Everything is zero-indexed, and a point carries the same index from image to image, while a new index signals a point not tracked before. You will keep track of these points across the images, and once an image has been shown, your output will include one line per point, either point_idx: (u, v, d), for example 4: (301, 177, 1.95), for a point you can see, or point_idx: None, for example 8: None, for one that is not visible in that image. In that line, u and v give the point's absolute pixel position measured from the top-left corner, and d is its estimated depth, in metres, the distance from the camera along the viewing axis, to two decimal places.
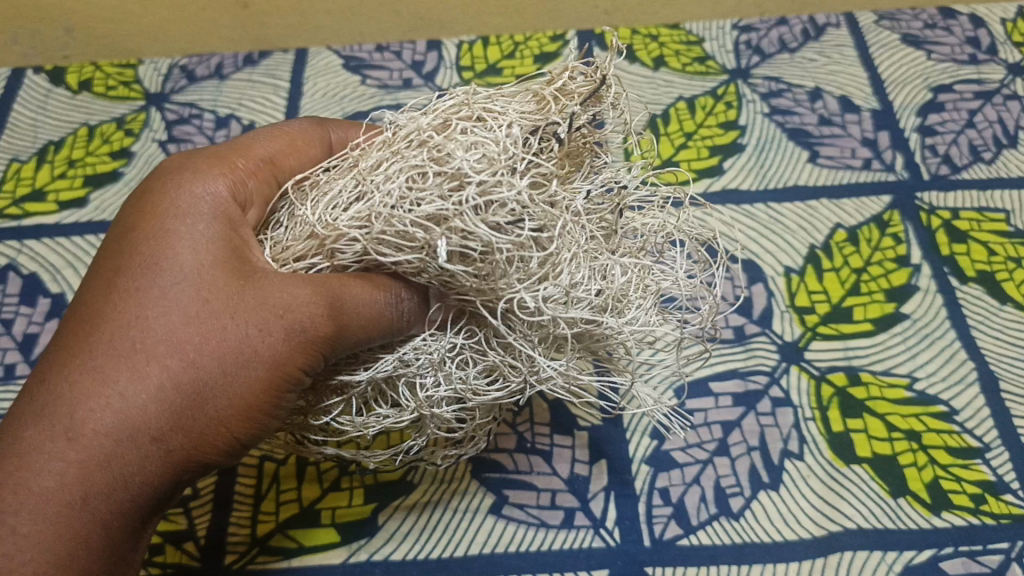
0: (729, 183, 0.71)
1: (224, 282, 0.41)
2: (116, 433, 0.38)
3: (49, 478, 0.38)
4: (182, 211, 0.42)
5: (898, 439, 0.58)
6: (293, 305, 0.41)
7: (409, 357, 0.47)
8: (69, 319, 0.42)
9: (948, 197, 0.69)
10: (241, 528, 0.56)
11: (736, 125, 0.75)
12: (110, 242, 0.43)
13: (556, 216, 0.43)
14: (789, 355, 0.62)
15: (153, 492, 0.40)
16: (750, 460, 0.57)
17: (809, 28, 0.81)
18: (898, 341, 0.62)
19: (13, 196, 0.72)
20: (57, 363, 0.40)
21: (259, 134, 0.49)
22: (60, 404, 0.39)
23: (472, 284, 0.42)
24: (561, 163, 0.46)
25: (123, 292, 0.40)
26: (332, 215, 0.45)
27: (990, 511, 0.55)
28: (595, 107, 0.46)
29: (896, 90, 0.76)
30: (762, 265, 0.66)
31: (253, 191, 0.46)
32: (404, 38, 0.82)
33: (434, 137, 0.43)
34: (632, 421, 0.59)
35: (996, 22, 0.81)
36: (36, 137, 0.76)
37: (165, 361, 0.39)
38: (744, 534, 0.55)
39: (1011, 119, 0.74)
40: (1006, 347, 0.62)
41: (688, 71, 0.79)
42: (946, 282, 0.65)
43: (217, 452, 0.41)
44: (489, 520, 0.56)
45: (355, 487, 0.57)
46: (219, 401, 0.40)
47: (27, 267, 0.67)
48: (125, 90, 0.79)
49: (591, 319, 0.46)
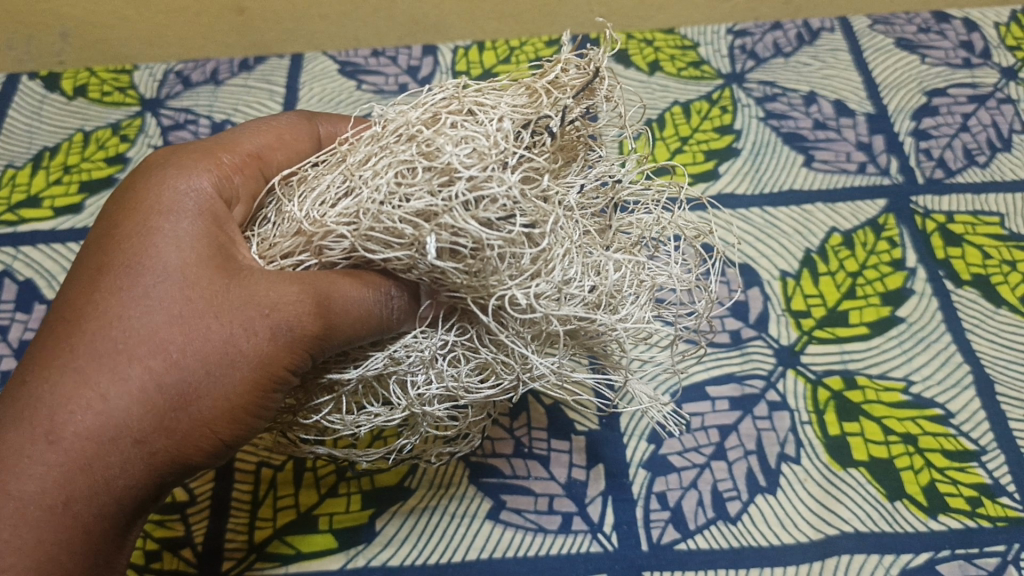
0: (724, 187, 0.71)
1: (208, 280, 0.40)
2: (97, 436, 0.38)
3: (30, 483, 0.38)
4: (166, 208, 0.42)
5: (894, 443, 0.58)
6: (280, 304, 0.41)
7: (399, 354, 0.47)
8: (49, 319, 0.41)
9: (943, 201, 0.69)
10: (238, 534, 0.56)
11: (730, 129, 0.75)
12: (93, 240, 0.42)
13: (549, 211, 0.42)
14: (784, 358, 0.62)
15: (137, 495, 0.40)
16: (747, 465, 0.57)
17: (804, 32, 0.82)
18: (894, 344, 0.62)
19: (8, 203, 0.72)
20: (38, 365, 0.40)
21: (245, 128, 0.49)
22: (41, 406, 0.39)
23: (462, 281, 0.42)
24: (555, 157, 0.46)
25: (104, 291, 0.40)
26: (319, 212, 0.45)
27: (986, 513, 0.55)
28: (589, 99, 0.45)
29: (891, 93, 0.77)
30: (758, 268, 0.66)
31: (239, 186, 0.46)
32: (400, 43, 0.82)
33: (423, 132, 0.43)
34: (629, 423, 0.59)
35: (990, 26, 0.82)
36: (30, 142, 0.76)
37: (148, 361, 0.39)
38: (741, 538, 0.55)
39: (1005, 123, 0.74)
40: (1002, 350, 0.62)
41: (683, 76, 0.79)
42: (941, 286, 0.65)
43: (202, 454, 0.41)
44: (486, 526, 0.56)
45: (353, 493, 0.57)
46: (203, 403, 0.40)
47: (22, 273, 0.67)
48: (119, 95, 0.79)
49: (585, 315, 0.46)
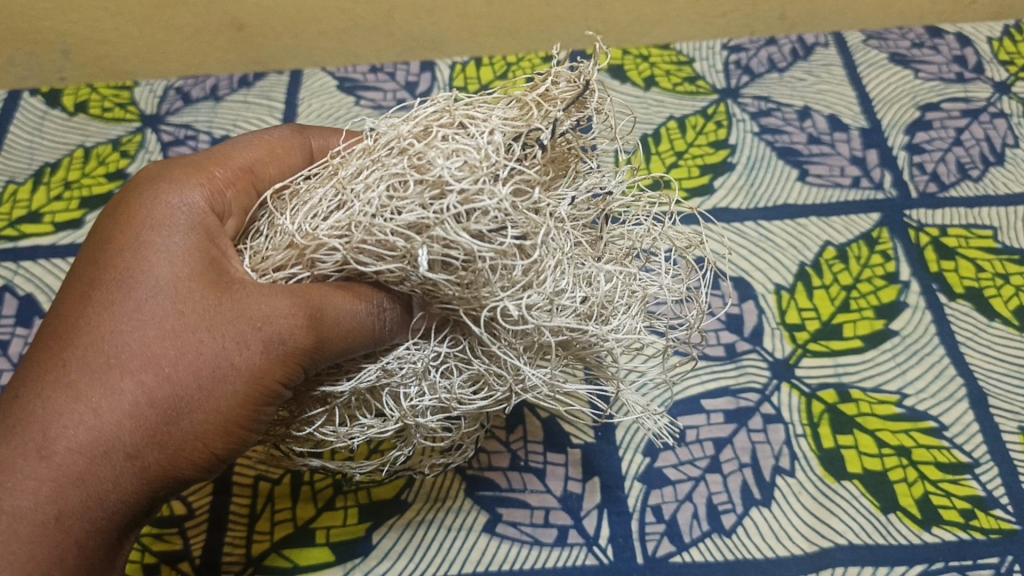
0: (719, 202, 0.72)
1: (200, 294, 0.41)
2: (90, 450, 0.39)
3: (22, 498, 0.38)
4: (158, 223, 0.42)
5: (888, 455, 0.58)
6: (272, 317, 0.41)
7: (393, 366, 0.47)
8: (42, 334, 0.42)
9: (936, 214, 0.70)
10: (236, 548, 0.56)
11: (725, 144, 0.76)
12: (85, 255, 0.43)
13: (540, 223, 0.43)
14: (778, 372, 0.62)
15: (129, 509, 0.41)
16: (742, 477, 0.58)
17: (798, 48, 0.83)
18: (887, 357, 0.62)
19: (9, 218, 0.72)
20: (30, 380, 0.40)
21: (237, 142, 0.50)
22: (33, 421, 0.39)
23: (454, 292, 0.42)
24: (547, 169, 0.46)
25: (96, 306, 0.40)
26: (311, 225, 0.45)
27: (979, 526, 0.55)
28: (579, 112, 0.46)
29: (885, 108, 0.78)
30: (752, 282, 0.67)
31: (231, 201, 0.47)
32: (398, 59, 0.83)
33: (414, 145, 0.43)
34: (624, 436, 0.60)
35: (982, 41, 0.83)
36: (31, 158, 0.77)
37: (140, 375, 0.39)
38: (736, 551, 0.55)
39: (998, 137, 0.75)
40: (995, 362, 0.62)
41: (678, 91, 0.80)
42: (934, 299, 0.65)
43: (195, 467, 0.41)
44: (483, 539, 0.56)
45: (350, 507, 0.57)
46: (195, 416, 0.40)
47: (23, 287, 0.68)
48: (120, 112, 0.80)
49: (577, 326, 0.46)
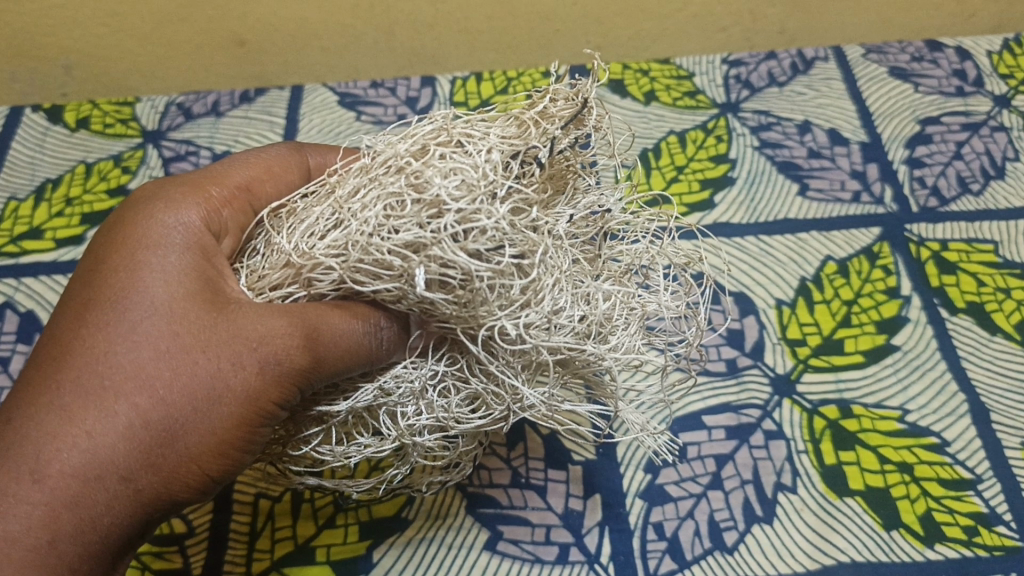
0: (720, 217, 0.72)
1: (195, 315, 0.41)
2: (83, 473, 0.38)
3: (14, 522, 0.38)
4: (154, 243, 0.42)
5: (890, 472, 0.58)
6: (268, 338, 0.41)
7: (390, 386, 0.47)
8: (36, 356, 0.42)
9: (937, 228, 0.70)
10: (236, 566, 0.55)
11: (725, 158, 0.76)
12: (81, 276, 0.43)
13: (538, 242, 0.43)
14: (780, 388, 0.62)
15: (123, 533, 0.40)
16: (744, 494, 0.57)
17: (798, 61, 0.83)
18: (888, 373, 0.62)
19: (11, 235, 0.72)
20: (24, 402, 0.40)
21: (235, 161, 0.50)
22: (26, 444, 0.39)
23: (452, 312, 0.42)
24: (546, 187, 0.46)
25: (91, 327, 0.40)
26: (308, 243, 0.45)
27: (983, 543, 0.55)
28: (578, 129, 0.46)
29: (885, 122, 0.78)
30: (753, 297, 0.67)
31: (227, 220, 0.47)
32: (399, 74, 0.83)
33: (412, 164, 0.43)
34: (625, 453, 0.59)
35: (982, 54, 0.83)
36: (33, 174, 0.77)
37: (134, 398, 0.39)
38: (739, 569, 0.54)
39: (998, 151, 0.75)
40: (998, 378, 0.62)
41: (678, 106, 0.80)
42: (935, 314, 0.65)
43: (189, 490, 0.41)
44: (483, 557, 0.55)
45: (350, 524, 0.57)
46: (189, 438, 0.40)
47: (24, 304, 0.68)
48: (122, 127, 0.80)
49: (575, 345, 0.46)
